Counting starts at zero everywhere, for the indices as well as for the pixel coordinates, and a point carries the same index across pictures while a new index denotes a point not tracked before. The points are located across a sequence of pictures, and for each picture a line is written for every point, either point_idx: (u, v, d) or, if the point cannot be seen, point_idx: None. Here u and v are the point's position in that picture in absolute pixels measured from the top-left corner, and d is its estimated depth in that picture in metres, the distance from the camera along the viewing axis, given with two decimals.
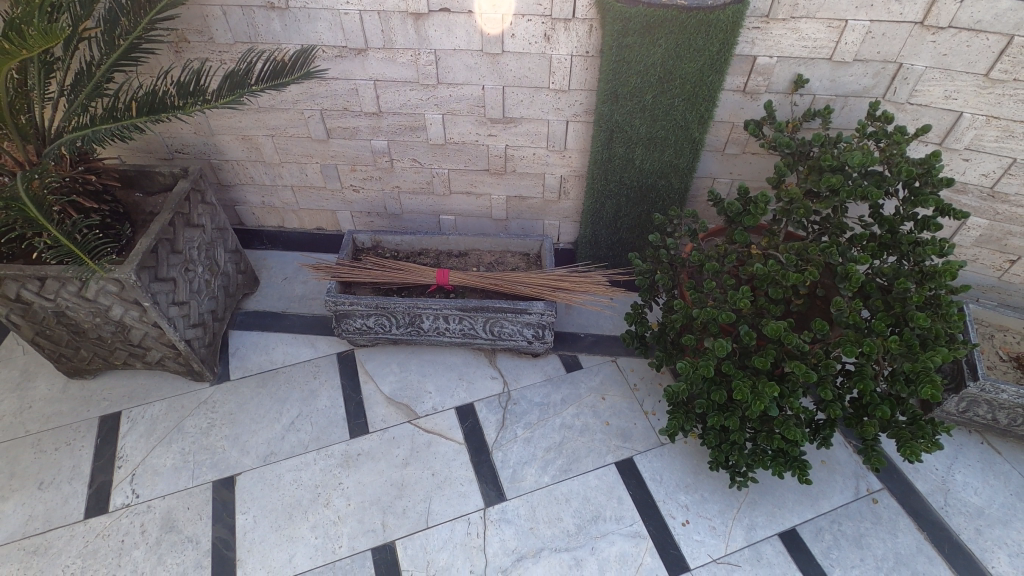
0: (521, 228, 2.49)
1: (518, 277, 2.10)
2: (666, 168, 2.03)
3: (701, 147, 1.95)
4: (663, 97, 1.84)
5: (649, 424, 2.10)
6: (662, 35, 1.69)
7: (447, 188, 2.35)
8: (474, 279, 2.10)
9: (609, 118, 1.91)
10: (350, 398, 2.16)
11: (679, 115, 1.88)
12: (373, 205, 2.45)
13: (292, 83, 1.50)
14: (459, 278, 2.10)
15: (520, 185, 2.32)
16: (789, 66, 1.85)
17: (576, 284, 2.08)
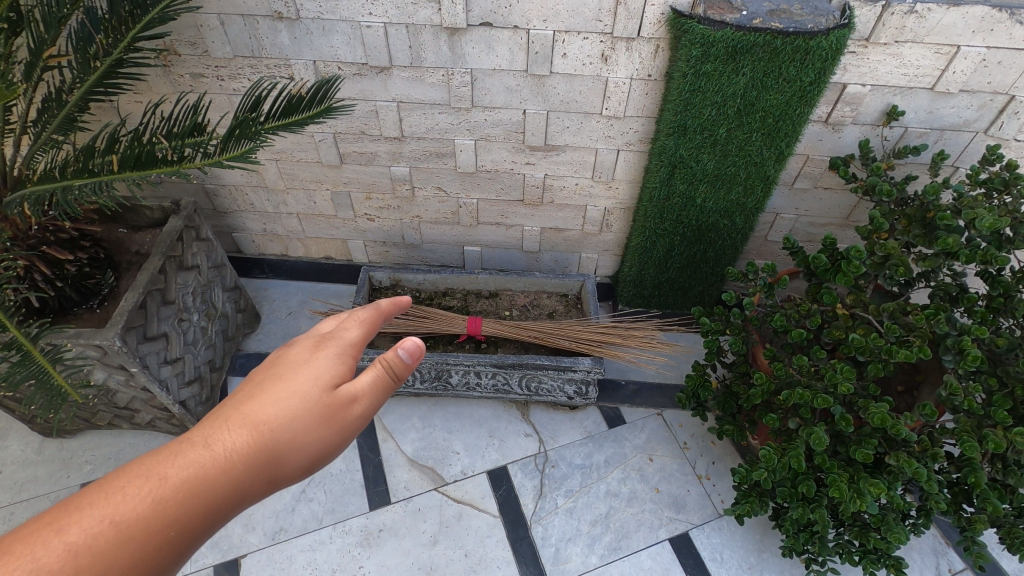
0: (554, 261, 2.24)
1: (562, 329, 1.85)
2: (731, 206, 1.78)
3: (775, 185, 1.70)
4: (738, 131, 1.58)
5: (704, 491, 1.89)
6: (749, 62, 1.42)
7: (475, 218, 2.08)
8: (511, 330, 1.84)
9: (672, 153, 1.65)
10: (368, 460, 1.92)
11: (754, 151, 1.62)
12: (389, 235, 2.18)
13: (312, 122, 1.23)
14: (495, 329, 1.85)
15: (558, 217, 2.06)
16: (883, 96, 1.59)
17: (627, 337, 1.83)
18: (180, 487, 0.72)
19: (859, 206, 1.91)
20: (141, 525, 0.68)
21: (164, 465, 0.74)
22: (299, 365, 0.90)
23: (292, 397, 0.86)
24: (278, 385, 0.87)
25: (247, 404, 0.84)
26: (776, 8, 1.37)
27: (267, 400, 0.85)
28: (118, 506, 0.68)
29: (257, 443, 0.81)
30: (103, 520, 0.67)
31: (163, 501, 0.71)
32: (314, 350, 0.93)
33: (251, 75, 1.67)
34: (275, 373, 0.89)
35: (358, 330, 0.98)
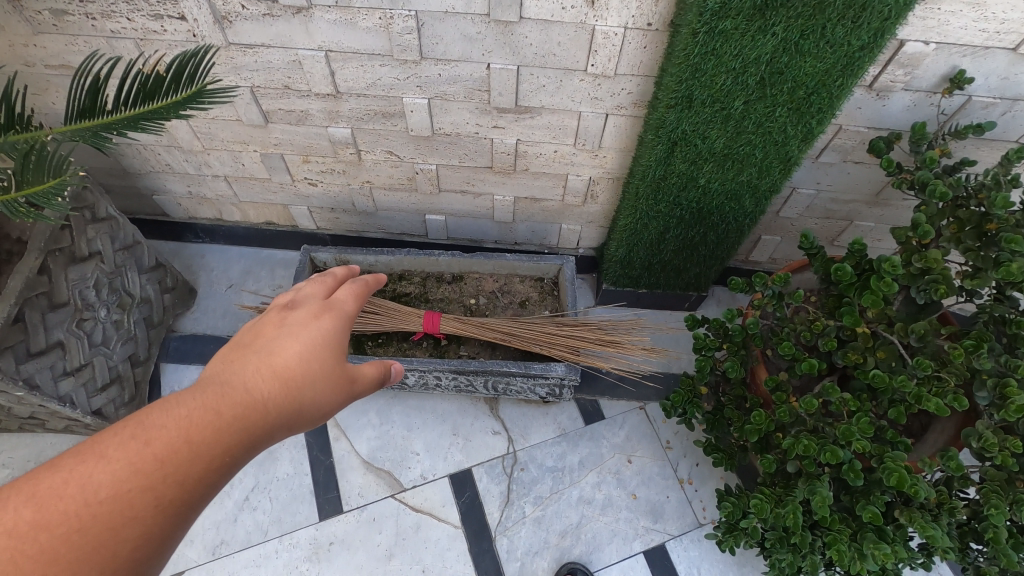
0: (530, 231, 1.94)
1: (533, 328, 1.59)
2: (741, 189, 1.47)
3: (797, 167, 1.37)
4: (759, 103, 1.23)
5: (685, 498, 1.74)
6: (783, 18, 1.05)
7: (435, 186, 1.76)
8: (474, 329, 1.59)
9: (674, 128, 1.31)
10: (319, 462, 1.74)
11: (776, 128, 1.28)
12: (336, 201, 1.86)
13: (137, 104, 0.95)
14: (456, 327, 1.59)
15: (534, 186, 1.73)
16: (948, 57, 1.22)
17: (608, 339, 1.57)
18: (233, 407, 0.68)
19: (892, 184, 1.59)
20: (211, 432, 0.63)
21: (214, 385, 0.69)
22: (316, 314, 0.89)
23: (320, 337, 0.84)
24: (295, 330, 0.84)
25: (280, 339, 0.82)
26: None
27: (296, 338, 0.83)
28: (183, 413, 0.63)
29: (298, 375, 0.78)
30: (176, 426, 0.62)
31: (226, 417, 0.66)
32: (331, 302, 0.92)
33: (129, 12, 1.28)
34: (298, 316, 0.87)
35: (362, 294, 0.98)
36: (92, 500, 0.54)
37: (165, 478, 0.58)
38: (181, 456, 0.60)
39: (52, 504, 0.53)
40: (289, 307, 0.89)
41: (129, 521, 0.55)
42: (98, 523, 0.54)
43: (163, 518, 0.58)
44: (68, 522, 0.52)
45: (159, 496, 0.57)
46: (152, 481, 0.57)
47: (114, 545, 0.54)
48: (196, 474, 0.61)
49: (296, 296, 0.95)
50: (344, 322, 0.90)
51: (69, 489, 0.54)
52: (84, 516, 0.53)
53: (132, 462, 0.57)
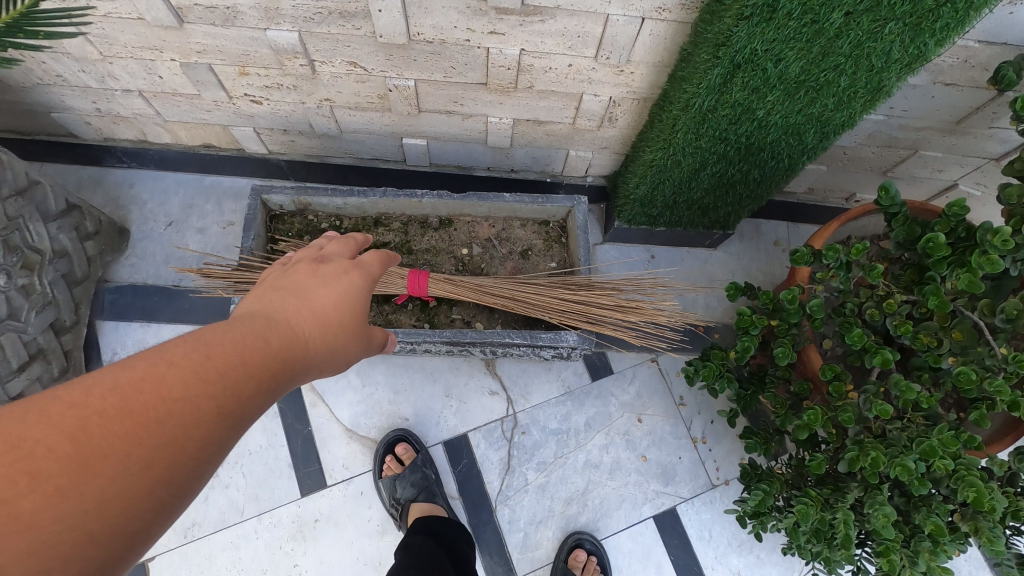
0: (530, 157, 1.60)
1: (540, 290, 1.34)
2: (807, 122, 1.16)
3: (890, 96, 1.06)
4: (867, 15, 0.89)
5: (698, 458, 1.63)
6: None
7: (414, 105, 1.38)
8: (470, 292, 1.33)
9: (742, 48, 0.96)
10: (296, 432, 1.55)
11: (878, 49, 0.96)
12: (289, 121, 1.48)
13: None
14: (448, 290, 1.33)
15: (539, 107, 1.38)
16: None
17: (632, 305, 1.32)
18: (281, 337, 0.65)
19: (983, 111, 1.29)
20: (263, 355, 0.60)
21: (253, 317, 0.68)
22: (322, 271, 0.85)
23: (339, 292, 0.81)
24: (337, 264, 0.89)
25: (292, 293, 0.77)
26: None
27: (312, 290, 0.79)
28: (240, 332, 0.60)
29: (314, 325, 0.73)
30: (238, 342, 0.59)
31: (276, 342, 0.64)
32: (342, 264, 0.89)
33: None
34: (311, 274, 0.83)
35: (379, 259, 1.02)
36: (172, 396, 0.50)
37: (233, 386, 0.55)
38: (245, 370, 0.57)
39: (135, 400, 0.48)
40: (293, 273, 0.83)
41: (193, 433, 0.50)
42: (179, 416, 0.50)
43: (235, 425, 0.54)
44: (148, 415, 0.48)
45: (233, 401, 0.54)
46: (225, 390, 0.54)
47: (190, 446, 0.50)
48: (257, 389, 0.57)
49: (300, 262, 0.91)
50: (365, 276, 0.89)
51: (149, 381, 0.50)
52: (166, 411, 0.49)
53: (204, 368, 0.54)
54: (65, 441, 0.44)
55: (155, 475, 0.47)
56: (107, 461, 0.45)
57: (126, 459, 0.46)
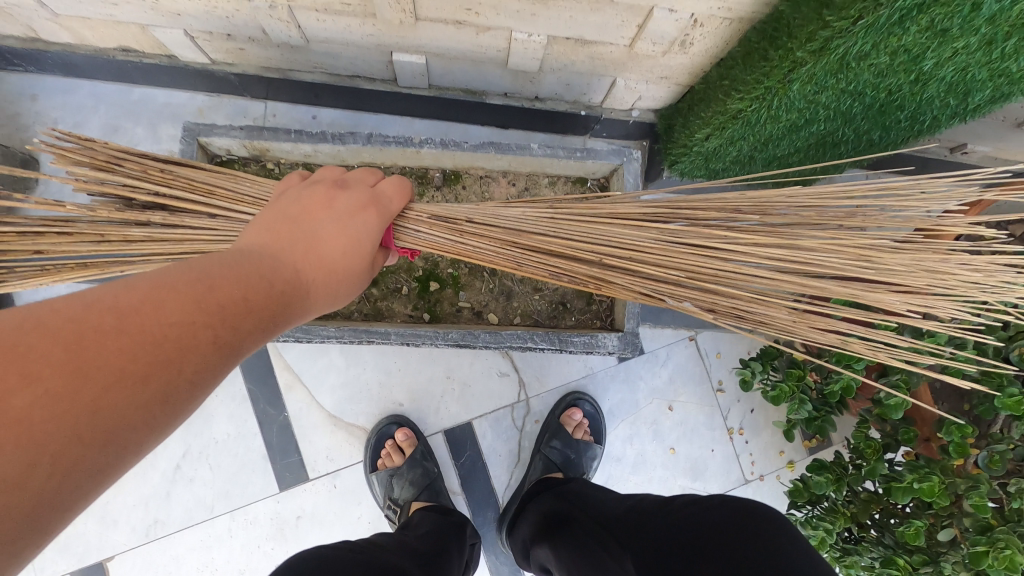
0: (562, 84, 1.21)
1: (642, 242, 0.82)
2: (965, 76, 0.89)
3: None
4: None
5: (733, 452, 1.43)
6: None
7: (409, 13, 0.98)
8: (484, 248, 0.84)
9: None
10: (269, 419, 1.31)
11: None
12: (232, 23, 1.06)
13: None
14: (446, 241, 0.85)
15: (587, 23, 0.97)
16: None
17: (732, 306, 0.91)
18: (275, 278, 0.61)
19: None
20: (223, 301, 0.54)
21: (242, 258, 0.60)
22: (320, 209, 0.71)
23: (340, 241, 0.69)
24: (347, 207, 0.72)
25: (302, 234, 0.67)
26: None
27: (314, 231, 0.68)
28: (201, 275, 0.54)
29: (317, 272, 0.66)
30: (241, 285, 0.56)
31: (268, 284, 0.59)
32: (348, 208, 0.72)
33: None
34: (325, 202, 0.72)
35: (399, 192, 0.79)
36: (145, 342, 0.47)
37: (180, 350, 0.49)
38: (265, 298, 0.58)
39: (91, 343, 0.45)
40: (312, 196, 0.72)
41: (91, 418, 0.44)
42: (218, 296, 0.54)
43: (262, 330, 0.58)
44: (124, 352, 0.46)
45: (180, 360, 0.49)
46: (200, 327, 0.51)
47: (181, 379, 0.49)
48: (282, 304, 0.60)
49: (318, 181, 0.75)
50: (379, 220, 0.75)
51: (113, 320, 0.47)
52: (116, 365, 0.46)
53: (192, 293, 0.52)
54: (24, 375, 0.42)
55: (90, 440, 0.43)
56: (49, 411, 0.42)
57: (124, 370, 0.46)
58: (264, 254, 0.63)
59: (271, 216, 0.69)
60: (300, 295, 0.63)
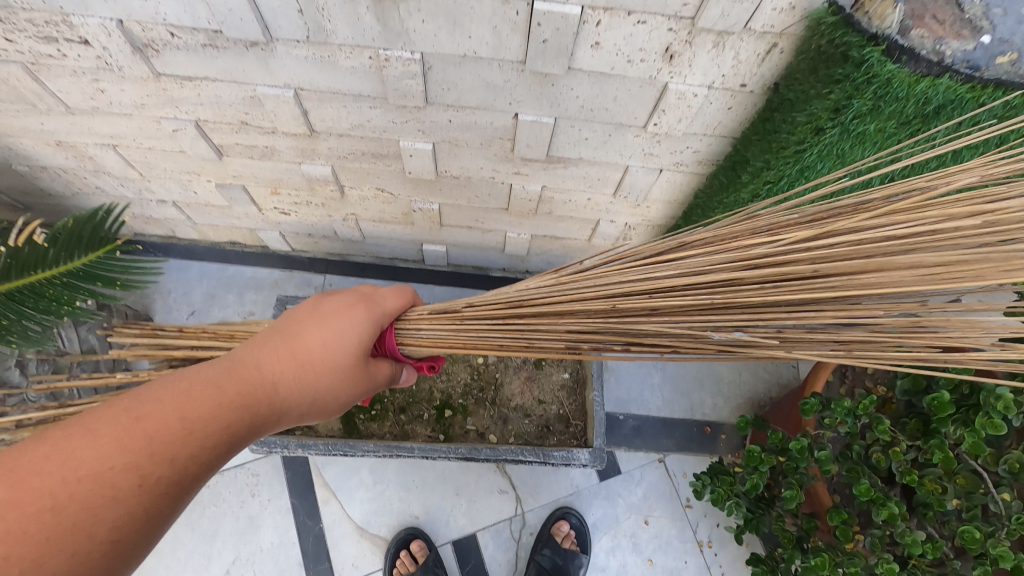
0: (546, 263, 1.65)
1: (669, 279, 0.79)
2: None
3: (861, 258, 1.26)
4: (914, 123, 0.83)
5: (703, 563, 1.64)
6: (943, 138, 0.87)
7: (437, 223, 1.44)
8: (475, 331, 0.92)
9: None
10: (307, 529, 1.57)
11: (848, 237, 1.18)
12: (315, 227, 1.54)
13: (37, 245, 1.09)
14: (444, 337, 0.94)
15: (558, 228, 1.43)
16: None
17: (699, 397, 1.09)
18: (232, 396, 0.71)
19: None
20: (185, 422, 0.65)
21: (224, 370, 0.73)
22: (303, 319, 0.83)
23: (313, 345, 0.80)
24: (324, 312, 0.84)
25: (281, 344, 0.79)
26: None
27: (292, 337, 0.80)
28: (169, 397, 0.66)
29: (293, 374, 0.77)
30: (187, 405, 0.67)
31: (221, 399, 0.70)
32: (328, 310, 0.84)
33: (8, 32, 0.91)
34: (308, 312, 0.85)
35: (393, 295, 0.95)
36: (74, 475, 0.57)
37: (131, 474, 0.59)
38: (209, 421, 0.67)
39: (54, 469, 0.56)
40: (309, 309, 0.85)
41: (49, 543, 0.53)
42: (157, 424, 0.63)
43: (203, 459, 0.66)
44: (60, 490, 0.55)
45: (137, 479, 0.59)
46: (153, 455, 0.61)
47: (98, 530, 0.56)
48: (230, 425, 0.69)
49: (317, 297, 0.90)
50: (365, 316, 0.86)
51: (79, 449, 0.59)
52: (77, 491, 0.56)
53: (134, 423, 0.63)
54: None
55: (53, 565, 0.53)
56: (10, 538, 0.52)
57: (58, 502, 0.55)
58: (241, 366, 0.75)
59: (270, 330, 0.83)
60: (269, 400, 0.74)
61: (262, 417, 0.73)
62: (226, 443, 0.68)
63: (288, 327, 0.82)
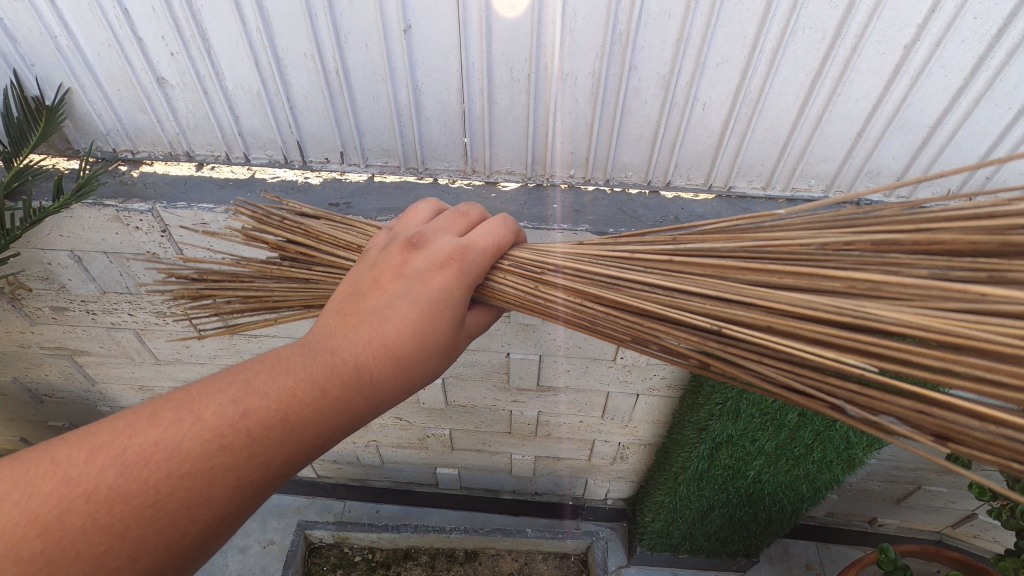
0: (552, 484, 1.72)
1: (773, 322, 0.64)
2: (792, 498, 1.35)
3: (844, 487, 1.28)
4: None
5: None
6: None
7: (448, 446, 1.59)
8: (586, 253, 0.78)
9: (705, 458, 1.24)
10: None
11: (822, 472, 1.24)
12: (340, 454, 1.70)
13: None
14: (529, 266, 0.76)
15: (558, 447, 1.56)
16: None
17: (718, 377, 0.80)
18: (342, 399, 0.57)
19: None
20: (267, 434, 0.53)
21: (314, 360, 0.58)
22: (392, 283, 0.64)
23: (406, 325, 0.62)
24: (415, 277, 0.64)
25: (368, 319, 0.62)
26: None
27: (379, 313, 0.62)
28: (247, 397, 0.54)
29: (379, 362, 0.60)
30: (288, 401, 0.54)
31: (324, 403, 0.56)
32: (419, 275, 0.64)
33: (132, 309, 1.23)
34: (397, 276, 0.64)
35: (497, 236, 0.71)
36: (180, 468, 0.51)
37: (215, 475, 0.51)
38: (308, 427, 0.55)
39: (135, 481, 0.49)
40: (413, 264, 0.65)
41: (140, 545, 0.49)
42: (236, 393, 0.54)
43: (302, 455, 0.56)
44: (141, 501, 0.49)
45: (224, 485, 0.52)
46: (239, 463, 0.52)
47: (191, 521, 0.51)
48: (331, 426, 0.57)
49: (426, 237, 0.68)
50: (458, 284, 0.65)
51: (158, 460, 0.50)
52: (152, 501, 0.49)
53: (242, 422, 0.53)
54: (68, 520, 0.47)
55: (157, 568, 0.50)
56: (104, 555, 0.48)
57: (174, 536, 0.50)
58: (328, 354, 0.59)
59: (360, 292, 0.65)
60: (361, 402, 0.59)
61: (361, 417, 0.59)
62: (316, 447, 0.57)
63: (369, 297, 0.64)
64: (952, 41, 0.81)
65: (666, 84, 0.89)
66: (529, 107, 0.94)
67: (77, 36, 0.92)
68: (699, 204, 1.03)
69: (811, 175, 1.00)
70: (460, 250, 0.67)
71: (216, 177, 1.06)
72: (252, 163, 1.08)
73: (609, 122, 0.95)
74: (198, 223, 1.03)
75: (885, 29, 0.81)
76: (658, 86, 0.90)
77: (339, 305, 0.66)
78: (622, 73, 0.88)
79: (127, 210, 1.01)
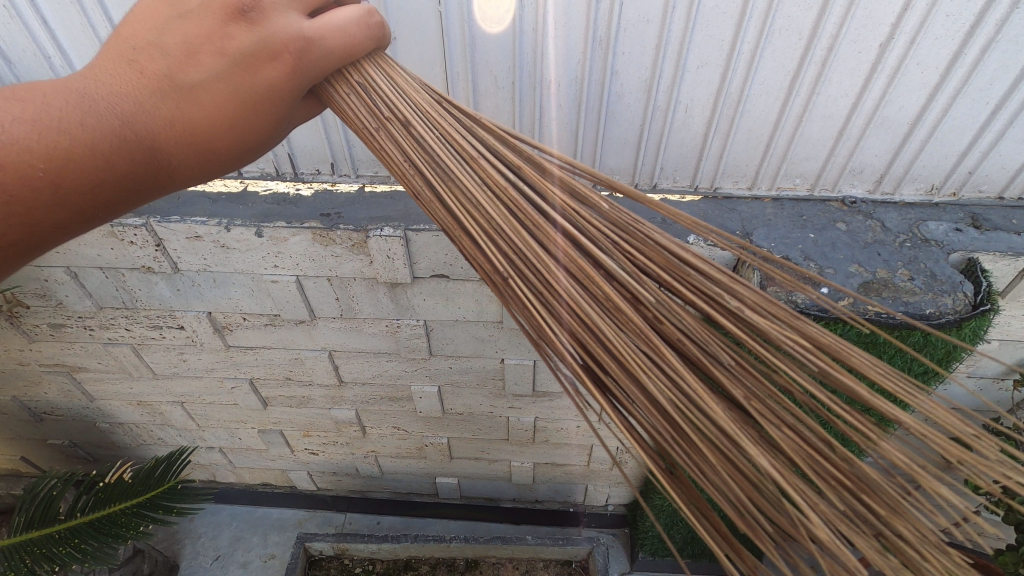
0: (552, 491, 1.72)
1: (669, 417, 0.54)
2: None
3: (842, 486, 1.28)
4: None
5: None
6: None
7: (446, 455, 1.59)
8: (450, 120, 0.63)
9: None
10: None
11: None
12: (340, 466, 1.70)
13: (120, 500, 1.32)
14: (381, 101, 0.62)
15: (555, 453, 1.56)
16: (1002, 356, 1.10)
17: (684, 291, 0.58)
18: (136, 173, 0.57)
19: None
20: (61, 179, 0.53)
21: (99, 112, 0.53)
22: (209, 57, 0.56)
23: (216, 118, 0.58)
24: (237, 70, 0.57)
25: (171, 90, 0.56)
26: (869, 278, 0.92)
27: (188, 90, 0.57)
28: (30, 134, 0.51)
29: (184, 140, 0.58)
30: (75, 151, 0.52)
31: (120, 172, 0.55)
32: (246, 61, 0.56)
33: (128, 324, 1.24)
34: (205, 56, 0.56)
35: (353, 33, 0.59)
36: None
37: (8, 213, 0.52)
38: (103, 183, 0.55)
39: None
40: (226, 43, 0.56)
41: None
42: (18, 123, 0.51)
43: (105, 210, 0.57)
44: None
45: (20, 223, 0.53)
46: (33, 203, 0.52)
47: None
48: (131, 185, 0.57)
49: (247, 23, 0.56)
50: (291, 83, 0.58)
51: None
52: None
53: (27, 167, 0.51)
54: None
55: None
56: None
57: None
58: (124, 114, 0.55)
59: (162, 47, 0.56)
60: (161, 173, 0.59)
61: (168, 182, 0.60)
62: (120, 206, 0.59)
63: (189, 85, 0.57)
64: (926, 38, 0.82)
65: (648, 88, 0.91)
66: (514, 113, 0.96)
67: (70, 56, 0.94)
68: (686, 205, 1.04)
69: (795, 173, 1.02)
70: (292, 49, 0.57)
71: (209, 190, 1.08)
72: (244, 177, 1.09)
73: (594, 127, 0.97)
74: (191, 236, 1.04)
75: (860, 28, 0.82)
76: (640, 90, 0.92)
77: (129, 49, 0.56)
78: (604, 78, 0.90)
79: (121, 225, 1.02)
